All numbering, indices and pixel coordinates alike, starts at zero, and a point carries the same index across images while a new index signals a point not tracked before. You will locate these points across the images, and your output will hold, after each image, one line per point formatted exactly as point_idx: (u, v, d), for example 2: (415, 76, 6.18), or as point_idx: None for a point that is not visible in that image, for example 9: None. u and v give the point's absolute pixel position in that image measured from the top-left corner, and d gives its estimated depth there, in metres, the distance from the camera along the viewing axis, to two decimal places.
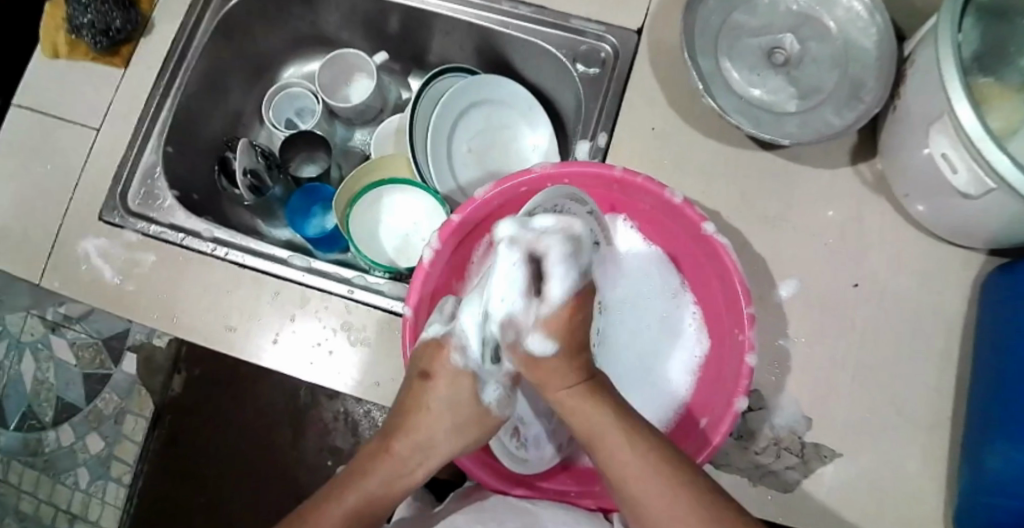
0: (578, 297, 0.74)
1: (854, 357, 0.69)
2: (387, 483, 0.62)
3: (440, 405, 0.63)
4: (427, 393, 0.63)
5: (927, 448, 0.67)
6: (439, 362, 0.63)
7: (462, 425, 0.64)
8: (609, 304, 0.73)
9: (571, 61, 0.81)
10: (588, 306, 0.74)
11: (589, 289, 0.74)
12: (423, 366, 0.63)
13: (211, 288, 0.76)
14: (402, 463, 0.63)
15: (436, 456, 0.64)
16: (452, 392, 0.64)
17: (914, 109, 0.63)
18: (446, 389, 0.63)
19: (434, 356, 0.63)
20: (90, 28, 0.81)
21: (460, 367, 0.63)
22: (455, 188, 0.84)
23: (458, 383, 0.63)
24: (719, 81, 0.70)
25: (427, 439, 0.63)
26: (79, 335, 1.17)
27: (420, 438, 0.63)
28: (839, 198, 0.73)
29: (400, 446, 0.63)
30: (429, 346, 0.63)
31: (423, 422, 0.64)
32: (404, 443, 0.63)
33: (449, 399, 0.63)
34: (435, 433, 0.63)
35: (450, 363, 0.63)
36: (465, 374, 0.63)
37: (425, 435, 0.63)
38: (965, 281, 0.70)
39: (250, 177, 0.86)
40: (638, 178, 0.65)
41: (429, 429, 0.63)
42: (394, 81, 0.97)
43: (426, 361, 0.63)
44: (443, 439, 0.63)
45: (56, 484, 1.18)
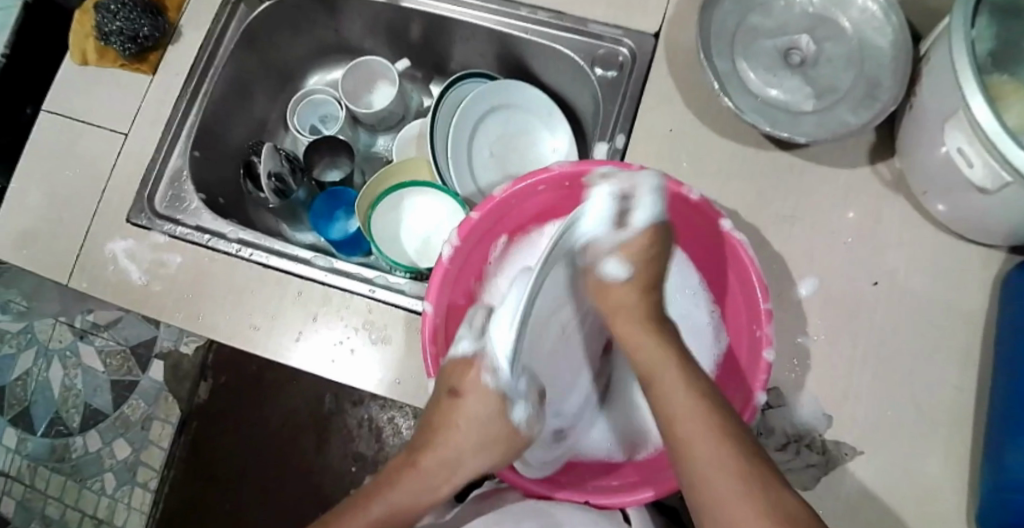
0: (608, 270, 0.68)
1: (875, 355, 0.69)
2: (415, 494, 0.63)
3: (469, 422, 0.64)
4: (455, 411, 0.64)
5: (950, 444, 0.67)
6: (468, 380, 0.63)
7: (488, 442, 0.64)
8: (642, 278, 0.67)
9: (589, 65, 0.82)
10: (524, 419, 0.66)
11: (621, 261, 0.67)
12: (451, 383, 0.64)
13: (235, 288, 0.78)
14: (431, 479, 0.64)
15: (463, 469, 0.64)
16: (483, 408, 0.64)
17: (929, 106, 0.64)
18: (474, 408, 0.64)
19: (464, 373, 0.63)
20: (119, 35, 0.83)
21: (489, 385, 0.63)
22: (476, 191, 0.85)
23: (490, 402, 0.64)
24: (735, 81, 0.71)
25: (454, 456, 0.64)
26: (106, 343, 1.23)
27: (446, 454, 0.64)
28: (857, 197, 0.73)
29: (427, 461, 0.64)
30: (457, 364, 0.64)
31: (451, 440, 0.65)
32: (432, 458, 0.64)
33: (479, 417, 0.64)
34: (462, 453, 0.64)
35: (481, 381, 0.63)
36: (495, 394, 0.64)
37: (453, 452, 0.64)
38: (985, 279, 0.70)
39: (274, 180, 0.88)
40: (655, 175, 0.66)
41: (457, 447, 0.64)
42: (416, 89, 0.99)
43: (454, 380, 0.63)
44: (472, 455, 0.64)
45: (82, 489, 1.21)
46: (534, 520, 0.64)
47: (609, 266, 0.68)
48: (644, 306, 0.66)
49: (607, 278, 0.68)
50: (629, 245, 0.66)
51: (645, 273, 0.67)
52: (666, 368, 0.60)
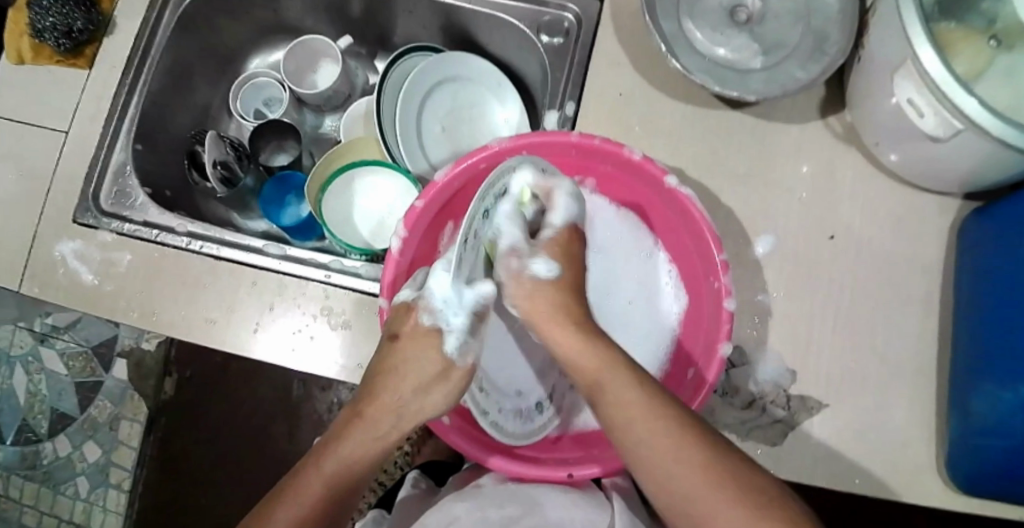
0: (537, 269, 0.62)
1: (835, 310, 0.69)
2: (358, 442, 0.60)
3: (406, 367, 0.61)
4: (393, 356, 0.61)
5: (913, 394, 0.67)
6: (407, 324, 0.61)
7: (428, 382, 0.61)
8: (564, 281, 0.62)
9: (534, 32, 0.81)
10: (546, 276, 0.62)
11: (546, 260, 0.63)
12: (393, 328, 0.62)
13: (188, 283, 0.76)
14: (377, 425, 0.60)
15: (405, 404, 0.61)
16: (416, 352, 0.61)
17: (877, 57, 0.63)
18: (412, 352, 0.61)
19: (403, 317, 0.62)
20: (53, 30, 0.80)
21: (427, 323, 0.61)
22: (429, 169, 0.83)
23: (425, 346, 0.61)
24: (681, 41, 0.70)
25: (396, 400, 0.61)
26: (68, 345, 1.21)
27: (389, 401, 0.61)
28: (811, 152, 0.72)
29: (370, 409, 0.61)
30: (399, 310, 0.62)
31: (392, 377, 0.61)
32: (375, 406, 0.61)
33: (416, 362, 0.61)
34: (402, 394, 0.61)
35: (417, 323, 0.61)
36: (432, 332, 0.61)
37: (394, 397, 0.61)
38: (941, 227, 0.70)
39: (219, 169, 0.87)
40: (596, 141, 0.65)
41: (396, 392, 0.61)
42: (361, 66, 0.96)
43: (396, 324, 0.62)
44: (412, 400, 0.61)
45: (56, 496, 1.21)
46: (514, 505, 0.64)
47: (536, 268, 0.62)
48: (569, 304, 0.61)
49: (535, 280, 0.62)
50: (550, 245, 0.64)
51: (574, 278, 0.63)
52: (618, 377, 0.56)
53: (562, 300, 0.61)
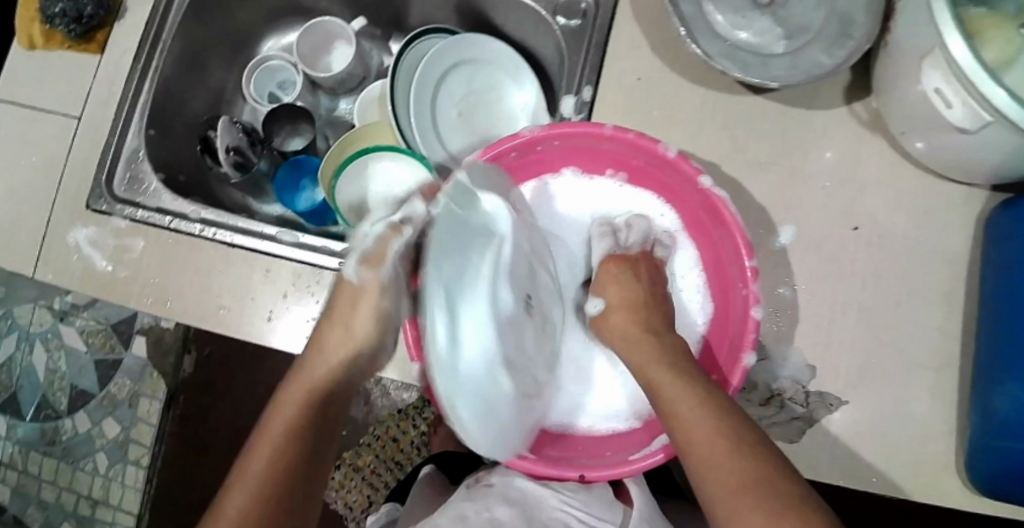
0: (588, 305, 0.67)
1: (857, 303, 0.68)
2: (315, 389, 0.60)
3: (358, 310, 0.60)
4: (344, 304, 0.61)
5: (935, 390, 0.66)
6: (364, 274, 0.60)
7: (376, 326, 0.61)
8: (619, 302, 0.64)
9: (551, 14, 0.80)
10: (599, 309, 0.66)
11: (595, 297, 0.66)
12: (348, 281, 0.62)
13: (201, 269, 0.76)
14: (326, 373, 0.61)
15: (350, 354, 0.61)
16: (367, 298, 0.60)
17: (905, 43, 0.61)
18: (362, 297, 0.60)
19: (376, 264, 0.59)
20: (63, 16, 0.79)
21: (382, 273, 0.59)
22: (447, 157, 0.82)
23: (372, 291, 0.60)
24: (701, 24, 0.68)
25: (344, 345, 0.61)
26: (87, 323, 1.25)
27: (334, 344, 0.61)
28: (835, 139, 0.70)
29: (317, 358, 0.61)
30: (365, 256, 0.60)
31: (333, 331, 0.62)
32: (319, 357, 0.61)
33: (365, 310, 0.60)
34: (349, 338, 0.61)
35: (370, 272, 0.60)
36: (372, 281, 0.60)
37: (340, 341, 0.61)
38: (968, 218, 0.68)
39: (234, 154, 0.86)
40: (629, 134, 0.63)
41: (342, 336, 0.61)
42: (376, 46, 0.95)
43: (356, 274, 0.61)
44: (360, 341, 0.61)
45: (75, 471, 1.24)
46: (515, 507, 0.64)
47: (591, 304, 0.67)
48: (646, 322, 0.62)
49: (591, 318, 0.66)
50: (602, 279, 0.66)
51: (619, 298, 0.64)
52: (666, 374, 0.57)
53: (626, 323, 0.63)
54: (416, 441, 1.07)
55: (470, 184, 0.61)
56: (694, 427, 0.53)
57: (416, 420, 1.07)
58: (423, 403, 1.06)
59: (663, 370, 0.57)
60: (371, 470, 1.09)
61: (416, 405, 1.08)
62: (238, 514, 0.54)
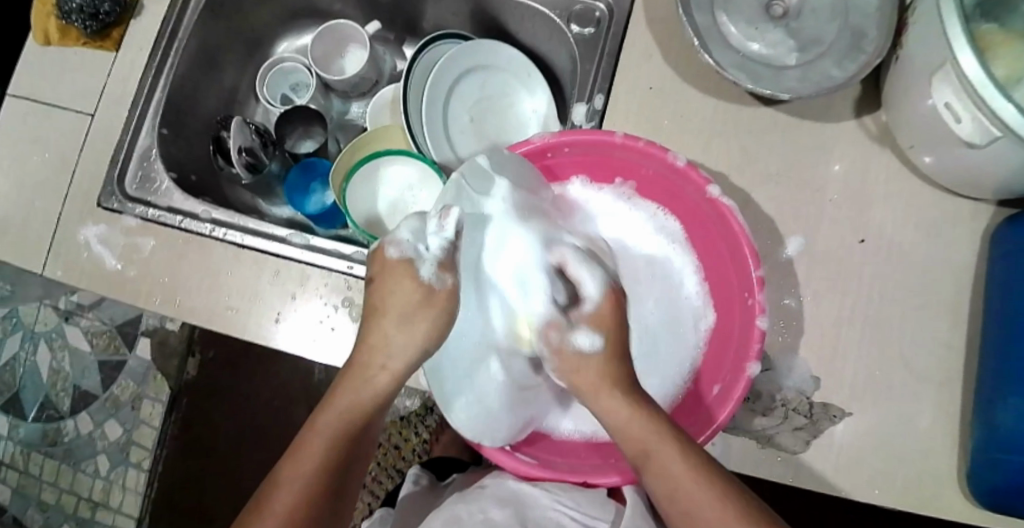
0: (581, 341, 0.58)
1: (864, 315, 0.68)
2: (359, 392, 0.58)
3: (392, 307, 0.58)
4: (378, 295, 0.59)
5: (940, 404, 0.66)
6: (381, 263, 0.60)
7: (416, 318, 0.58)
8: (612, 350, 0.58)
9: (565, 22, 0.80)
10: (592, 347, 0.58)
11: (590, 330, 0.58)
12: (371, 271, 0.61)
13: (210, 269, 0.76)
14: (366, 371, 0.59)
15: (396, 354, 0.58)
16: (395, 286, 0.59)
17: (916, 57, 0.61)
18: (395, 289, 0.58)
19: (382, 266, 0.60)
20: (79, 12, 0.80)
21: (395, 253, 0.59)
22: (453, 158, 0.82)
23: (400, 275, 0.59)
24: (715, 35, 0.69)
25: (382, 340, 0.59)
26: (91, 323, 1.24)
27: (376, 340, 0.59)
28: (844, 152, 0.71)
29: (360, 354, 0.59)
30: (380, 251, 0.61)
31: (375, 326, 0.59)
32: (364, 349, 0.59)
33: (400, 307, 0.58)
34: (389, 336, 0.59)
35: (389, 257, 0.59)
36: (402, 264, 0.59)
37: (382, 337, 0.59)
38: (975, 233, 0.68)
39: (245, 156, 0.86)
40: (640, 143, 0.64)
41: (386, 332, 0.59)
42: (388, 52, 0.96)
43: (374, 266, 0.61)
44: (403, 338, 0.58)
45: (77, 473, 1.24)
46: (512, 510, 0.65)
47: (581, 336, 0.58)
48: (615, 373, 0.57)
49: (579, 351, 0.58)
50: (596, 312, 0.58)
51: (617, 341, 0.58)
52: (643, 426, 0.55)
53: (611, 368, 0.57)
54: (417, 449, 1.06)
55: (490, 167, 0.64)
56: (689, 500, 0.53)
57: (419, 427, 1.05)
58: (424, 411, 1.06)
59: (670, 450, 0.54)
60: (373, 477, 1.08)
61: (417, 412, 1.07)
62: (285, 514, 0.56)
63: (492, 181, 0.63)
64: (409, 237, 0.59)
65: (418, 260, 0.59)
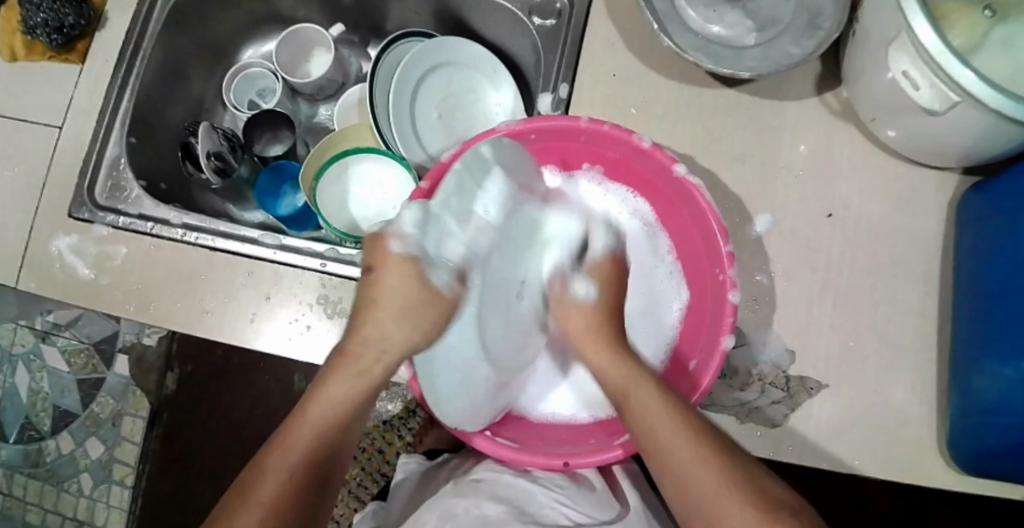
0: (577, 291, 0.66)
1: (834, 288, 0.69)
2: (347, 386, 0.61)
3: (389, 296, 0.64)
4: (374, 287, 0.64)
5: (915, 372, 0.67)
6: (380, 254, 0.65)
7: (411, 310, 0.64)
8: (607, 301, 0.66)
9: (526, 15, 0.81)
10: (588, 297, 0.66)
11: (588, 283, 0.66)
12: (370, 261, 0.65)
13: (183, 274, 0.76)
14: (361, 361, 0.62)
15: (392, 346, 0.63)
16: (398, 280, 0.64)
17: (871, 30, 0.62)
18: (395, 281, 0.64)
19: (379, 248, 0.65)
20: (45, 26, 0.80)
21: (399, 249, 0.64)
22: (427, 158, 0.83)
23: (405, 273, 0.64)
24: (673, 18, 0.70)
25: (379, 331, 0.63)
26: (68, 342, 1.23)
27: (371, 334, 0.63)
28: (807, 130, 0.72)
29: (355, 344, 0.63)
30: (375, 241, 0.65)
31: (374, 320, 0.63)
32: (357, 341, 0.63)
33: (399, 294, 0.64)
34: (387, 329, 0.63)
35: (392, 252, 0.64)
36: (407, 261, 0.64)
37: (377, 330, 0.63)
38: (941, 202, 0.69)
39: (213, 160, 0.85)
40: (604, 126, 0.65)
41: (380, 326, 0.63)
42: (354, 53, 0.96)
43: (371, 255, 0.65)
44: (396, 331, 0.63)
45: (60, 493, 1.23)
46: (505, 506, 0.65)
47: (578, 288, 0.67)
48: (611, 330, 0.64)
49: (574, 299, 0.66)
50: (595, 267, 0.67)
51: (611, 295, 0.66)
52: (634, 387, 0.59)
53: (607, 320, 0.64)
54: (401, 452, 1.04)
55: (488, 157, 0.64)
56: (666, 437, 0.56)
57: (404, 429, 1.03)
58: (409, 414, 1.03)
59: (647, 393, 0.59)
60: (358, 482, 1.07)
61: (401, 416, 1.05)
62: (269, 502, 0.55)
63: (491, 172, 0.64)
64: (411, 231, 0.64)
65: (422, 258, 0.65)
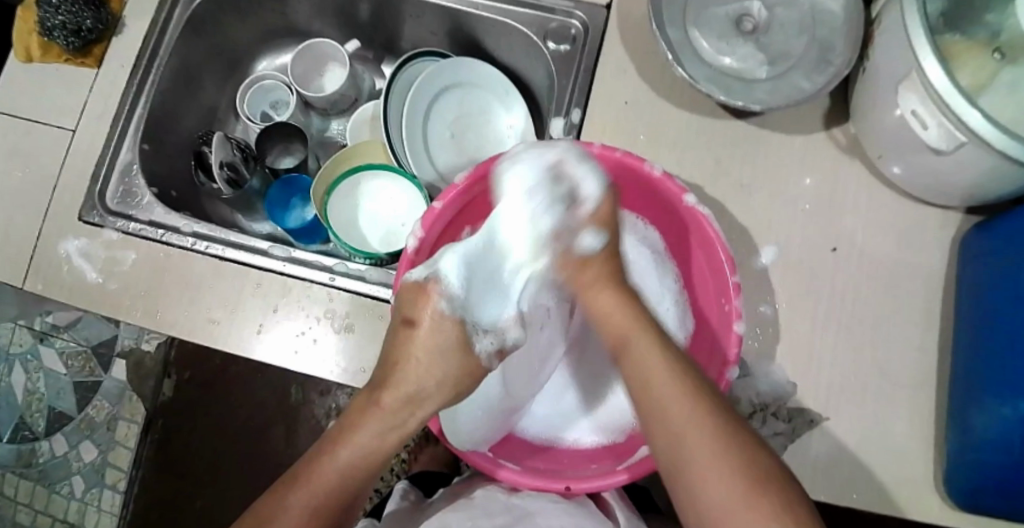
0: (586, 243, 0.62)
1: (837, 321, 0.69)
2: (382, 435, 0.57)
3: (429, 353, 0.58)
4: (411, 340, 0.58)
5: (915, 407, 0.67)
6: (422, 307, 0.58)
7: (453, 374, 0.59)
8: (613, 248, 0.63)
9: (541, 39, 0.82)
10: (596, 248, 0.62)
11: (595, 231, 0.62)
12: (406, 312, 0.59)
13: (191, 282, 0.76)
14: (396, 416, 0.58)
15: (431, 397, 0.59)
16: (439, 338, 0.58)
17: (882, 68, 0.63)
18: (437, 338, 0.58)
19: (421, 301, 0.58)
20: (62, 29, 0.80)
21: (445, 310, 0.58)
22: (437, 178, 0.84)
23: (447, 332, 0.58)
24: (688, 49, 0.71)
25: (417, 388, 0.58)
26: (67, 344, 1.23)
27: (410, 389, 0.58)
28: (815, 164, 0.73)
29: (389, 398, 0.58)
30: (412, 289, 0.59)
31: (411, 372, 0.58)
32: (393, 394, 0.58)
33: (438, 350, 0.58)
34: (426, 383, 0.58)
35: (434, 307, 0.58)
36: (452, 322, 0.58)
37: (417, 385, 0.58)
38: (943, 240, 0.70)
39: (226, 170, 0.88)
40: (616, 153, 0.66)
41: (419, 380, 0.58)
42: (368, 70, 0.97)
43: (409, 306, 0.59)
44: (436, 389, 0.58)
45: (52, 494, 1.22)
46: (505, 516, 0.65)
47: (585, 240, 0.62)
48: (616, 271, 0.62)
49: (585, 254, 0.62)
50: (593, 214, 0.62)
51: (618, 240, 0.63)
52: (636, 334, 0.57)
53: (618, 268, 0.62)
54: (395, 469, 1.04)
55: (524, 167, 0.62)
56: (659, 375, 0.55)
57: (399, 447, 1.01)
58: None
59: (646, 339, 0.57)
60: None
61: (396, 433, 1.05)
62: None
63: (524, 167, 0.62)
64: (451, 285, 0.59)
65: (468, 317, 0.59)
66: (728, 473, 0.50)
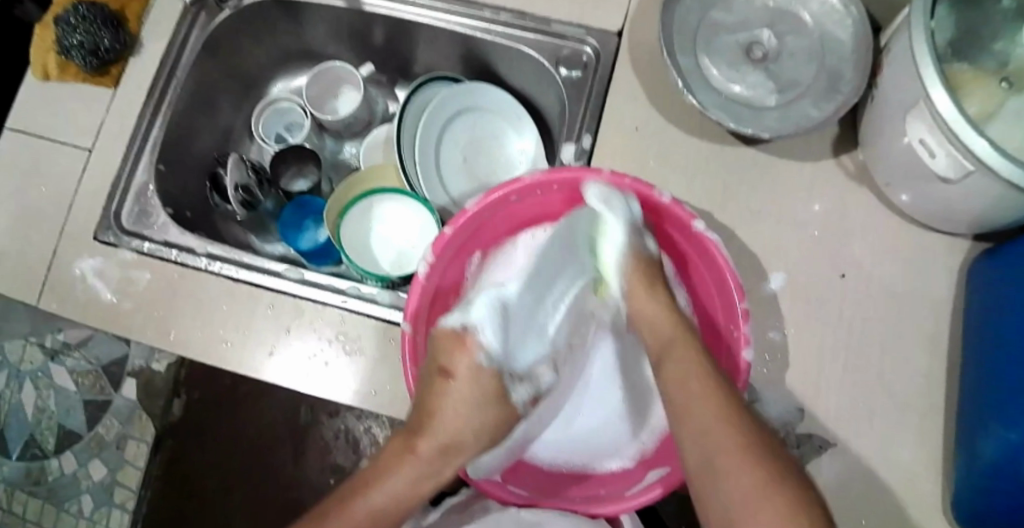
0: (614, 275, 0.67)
1: (845, 347, 0.69)
2: (416, 479, 0.61)
3: (464, 403, 0.62)
4: (446, 391, 0.62)
5: (924, 434, 0.67)
6: (458, 357, 0.62)
7: (485, 425, 0.63)
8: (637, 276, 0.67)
9: (553, 64, 0.83)
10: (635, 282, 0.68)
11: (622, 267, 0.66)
12: (442, 361, 0.62)
13: (204, 302, 0.77)
14: (429, 463, 0.61)
15: (464, 446, 0.62)
16: (473, 389, 0.62)
17: (890, 96, 0.64)
18: (469, 389, 0.62)
19: (457, 352, 0.62)
20: (79, 49, 0.81)
21: (483, 363, 0.62)
22: (449, 202, 0.85)
23: (483, 382, 0.62)
24: (698, 77, 0.72)
25: (453, 437, 0.62)
26: (78, 363, 1.25)
27: (445, 436, 0.61)
28: (823, 191, 0.73)
29: (426, 445, 0.61)
30: (448, 340, 0.62)
31: (447, 417, 0.61)
32: (429, 442, 0.61)
33: (472, 401, 0.62)
34: (465, 429, 0.62)
35: (472, 358, 0.62)
36: (488, 374, 0.62)
37: (452, 431, 0.62)
38: (952, 267, 0.71)
39: (241, 192, 0.87)
40: (626, 180, 0.65)
41: (455, 426, 0.62)
42: (381, 93, 0.99)
43: (444, 356, 0.62)
44: (470, 435, 0.62)
45: (60, 512, 1.23)
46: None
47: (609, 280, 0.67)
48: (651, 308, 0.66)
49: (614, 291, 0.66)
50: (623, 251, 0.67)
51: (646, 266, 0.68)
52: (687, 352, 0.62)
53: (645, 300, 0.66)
54: None
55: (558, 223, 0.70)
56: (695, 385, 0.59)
57: None
58: None
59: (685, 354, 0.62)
60: None
61: None
62: None
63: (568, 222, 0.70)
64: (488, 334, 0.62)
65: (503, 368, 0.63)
66: (746, 476, 0.54)
